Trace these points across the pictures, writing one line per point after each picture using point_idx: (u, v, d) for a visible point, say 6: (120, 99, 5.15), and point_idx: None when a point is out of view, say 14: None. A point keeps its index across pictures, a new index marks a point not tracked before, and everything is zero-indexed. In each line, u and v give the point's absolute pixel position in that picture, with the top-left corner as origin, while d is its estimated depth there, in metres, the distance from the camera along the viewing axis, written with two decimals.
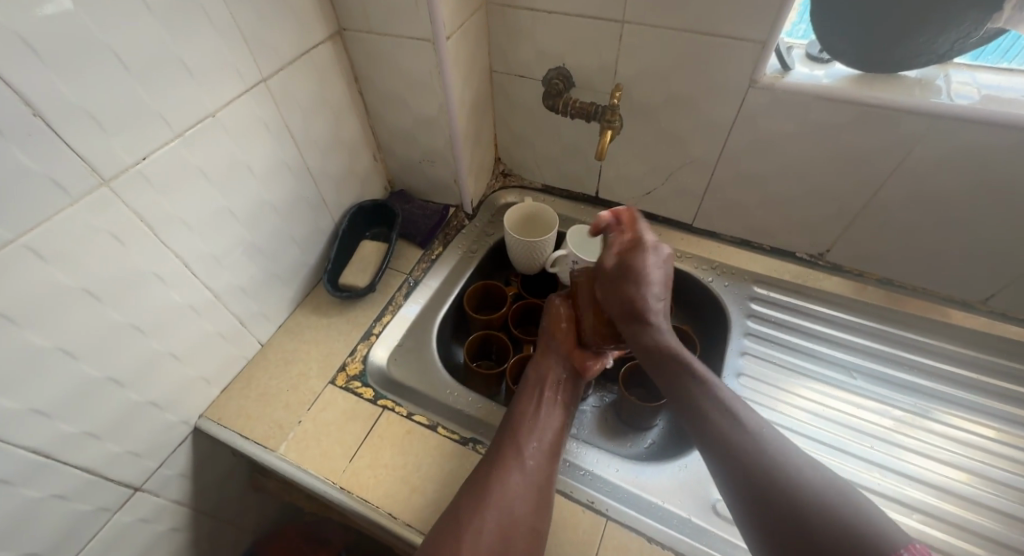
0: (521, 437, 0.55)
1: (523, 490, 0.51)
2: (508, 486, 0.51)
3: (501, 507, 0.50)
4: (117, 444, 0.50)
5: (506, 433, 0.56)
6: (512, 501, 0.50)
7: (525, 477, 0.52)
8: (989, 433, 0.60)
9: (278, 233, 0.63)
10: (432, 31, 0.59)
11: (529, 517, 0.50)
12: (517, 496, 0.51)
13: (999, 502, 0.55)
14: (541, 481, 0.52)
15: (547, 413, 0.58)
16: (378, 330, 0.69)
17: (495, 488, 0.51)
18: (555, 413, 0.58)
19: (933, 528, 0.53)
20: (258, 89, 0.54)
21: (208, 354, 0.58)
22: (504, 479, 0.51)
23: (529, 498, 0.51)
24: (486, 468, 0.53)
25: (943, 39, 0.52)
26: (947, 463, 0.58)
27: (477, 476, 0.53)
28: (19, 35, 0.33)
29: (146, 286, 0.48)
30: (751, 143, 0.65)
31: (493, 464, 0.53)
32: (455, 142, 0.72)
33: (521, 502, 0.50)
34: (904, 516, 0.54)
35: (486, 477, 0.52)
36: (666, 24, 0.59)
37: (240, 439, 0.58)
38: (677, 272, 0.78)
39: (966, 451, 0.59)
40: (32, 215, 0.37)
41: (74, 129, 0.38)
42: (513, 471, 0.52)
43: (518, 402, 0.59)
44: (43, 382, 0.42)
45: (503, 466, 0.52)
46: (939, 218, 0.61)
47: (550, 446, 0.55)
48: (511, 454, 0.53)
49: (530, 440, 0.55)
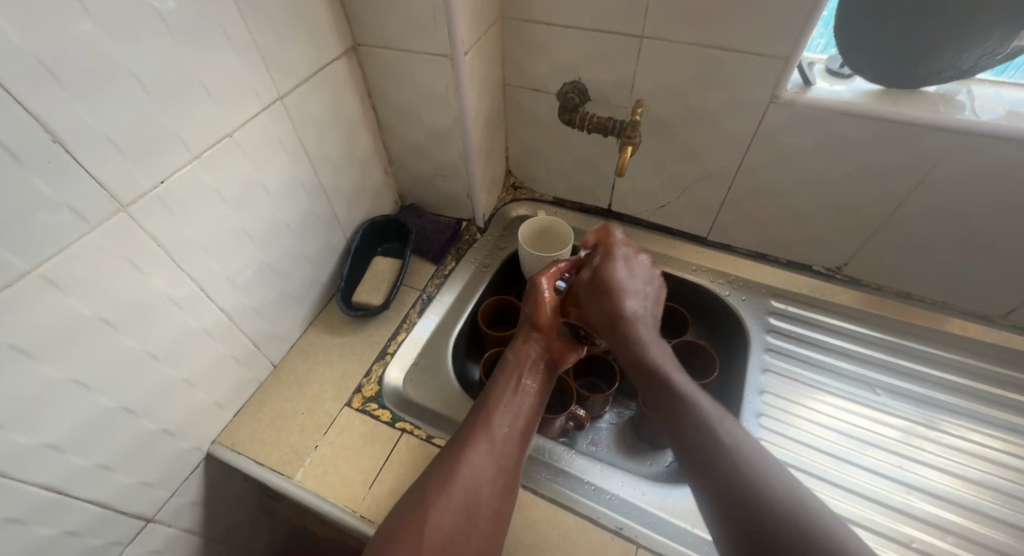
0: (495, 419, 0.53)
1: (490, 472, 0.49)
2: (474, 468, 0.49)
3: (465, 489, 0.48)
4: (130, 475, 0.48)
5: (481, 414, 0.53)
6: (477, 484, 0.48)
7: (492, 461, 0.50)
8: (995, 443, 0.60)
9: (291, 252, 0.62)
10: (450, 47, 0.58)
11: (492, 500, 0.48)
12: (483, 479, 0.49)
13: (999, 511, 0.55)
14: (508, 466, 0.50)
15: (522, 398, 0.55)
16: (393, 349, 0.68)
17: (461, 468, 0.49)
18: (529, 397, 0.56)
19: (935, 539, 0.53)
20: (274, 107, 0.53)
21: (221, 378, 0.56)
22: (471, 461, 0.49)
23: (494, 482, 0.49)
24: (454, 448, 0.51)
25: (967, 56, 0.51)
26: (951, 473, 0.58)
27: (443, 457, 0.50)
28: (38, 59, 0.32)
29: (162, 312, 0.46)
30: (771, 158, 0.65)
31: (461, 445, 0.51)
32: (469, 156, 0.71)
33: (487, 486, 0.48)
34: (906, 526, 0.54)
35: (453, 459, 0.50)
36: (687, 39, 0.59)
37: (255, 466, 0.57)
38: (693, 287, 0.77)
39: (968, 460, 0.58)
40: (48, 244, 0.36)
41: (92, 153, 0.37)
42: (481, 454, 0.50)
43: (495, 383, 0.56)
44: (56, 415, 0.40)
45: (472, 449, 0.50)
46: (961, 233, 0.61)
47: (521, 430, 0.53)
48: (479, 437, 0.51)
49: (501, 422, 0.53)
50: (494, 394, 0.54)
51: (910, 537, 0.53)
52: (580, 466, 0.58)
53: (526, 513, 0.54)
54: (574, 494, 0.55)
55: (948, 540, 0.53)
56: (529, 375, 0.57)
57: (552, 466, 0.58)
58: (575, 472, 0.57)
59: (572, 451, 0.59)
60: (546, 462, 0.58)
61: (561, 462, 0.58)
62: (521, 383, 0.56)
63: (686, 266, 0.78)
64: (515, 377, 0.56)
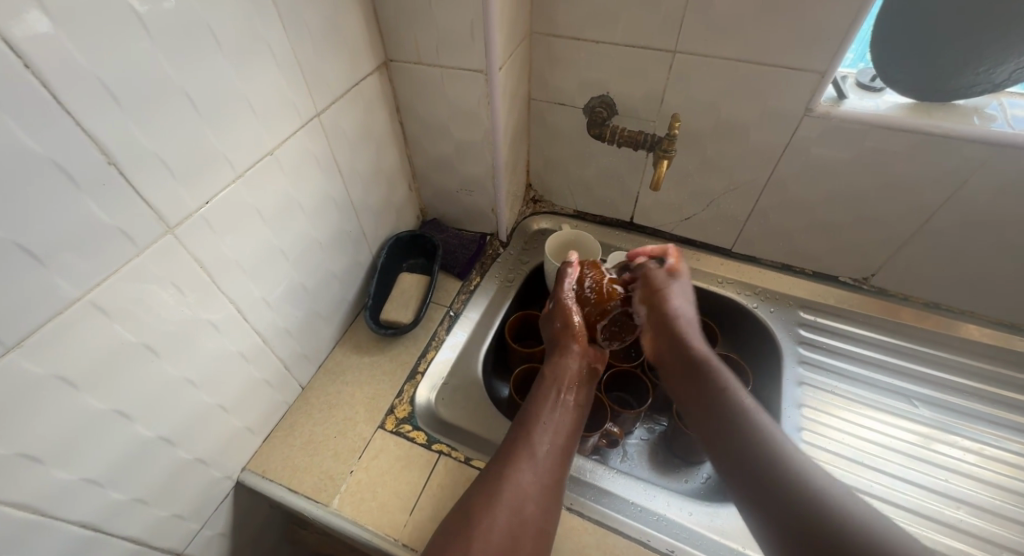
0: (536, 435, 0.51)
1: (534, 491, 0.47)
2: (517, 487, 0.47)
3: (512, 507, 0.45)
4: (164, 508, 0.46)
5: (520, 428, 0.52)
6: (520, 503, 0.46)
7: (537, 477, 0.48)
8: (1018, 447, 0.60)
9: (321, 269, 0.60)
10: (486, 62, 0.58)
11: (537, 520, 0.46)
12: (528, 496, 0.46)
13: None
14: (552, 484, 0.48)
15: (565, 411, 0.54)
16: (423, 368, 0.66)
17: (506, 485, 0.47)
18: (569, 412, 0.54)
19: (966, 544, 0.53)
20: (312, 124, 0.52)
21: (253, 401, 0.54)
22: (513, 481, 0.47)
23: (540, 499, 0.47)
24: (497, 466, 0.48)
25: (1001, 70, 0.53)
26: (977, 478, 0.58)
27: (487, 475, 0.48)
28: (102, 81, 0.32)
29: (201, 336, 0.44)
30: (802, 170, 0.65)
31: (506, 463, 0.48)
32: (497, 171, 0.70)
33: (532, 503, 0.46)
34: (938, 533, 0.54)
35: (497, 476, 0.47)
36: (722, 54, 0.59)
37: (289, 493, 0.54)
38: (721, 299, 0.76)
39: (991, 464, 0.59)
40: (97, 271, 0.35)
41: (145, 176, 0.36)
42: (523, 472, 0.48)
43: (535, 397, 0.55)
44: (96, 447, 0.38)
45: (518, 464, 0.48)
46: (994, 243, 0.61)
47: (561, 451, 0.51)
48: (522, 457, 0.49)
49: (544, 438, 0.51)
50: (533, 409, 0.53)
51: (942, 544, 0.53)
52: (623, 486, 0.56)
53: (574, 538, 0.52)
54: (621, 516, 0.54)
55: (979, 547, 0.53)
56: (569, 389, 0.55)
57: (595, 487, 0.56)
58: (621, 493, 0.56)
59: (613, 471, 0.58)
60: (587, 481, 0.57)
61: (603, 481, 0.57)
62: (559, 399, 0.54)
63: (712, 278, 0.77)
64: (557, 395, 0.54)
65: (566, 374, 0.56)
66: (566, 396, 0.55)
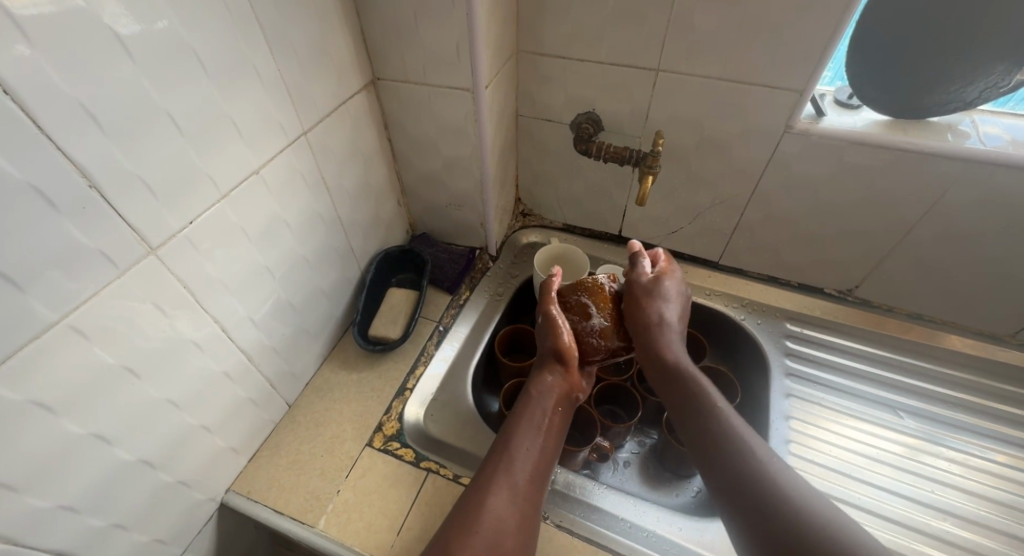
0: (513, 462, 0.49)
1: (513, 520, 0.46)
2: (494, 516, 0.45)
3: (489, 536, 0.44)
4: (144, 532, 0.45)
5: (497, 455, 0.50)
6: (497, 534, 0.44)
7: (514, 507, 0.46)
8: (1002, 458, 0.61)
9: (309, 285, 0.60)
10: (472, 80, 0.58)
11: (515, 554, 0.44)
12: (504, 529, 0.45)
13: (1011, 526, 0.56)
14: (529, 515, 0.47)
15: (544, 440, 0.52)
16: (412, 384, 0.65)
17: (482, 514, 0.45)
18: (547, 437, 0.53)
19: None
20: (299, 142, 0.52)
21: (237, 421, 0.53)
22: (490, 509, 0.45)
23: (516, 531, 0.45)
24: (472, 493, 0.47)
25: (971, 88, 0.54)
26: (962, 489, 0.58)
27: (462, 503, 0.47)
28: (82, 105, 0.32)
29: (183, 356, 0.44)
30: (784, 185, 0.66)
31: (483, 490, 0.47)
32: (484, 185, 0.71)
33: (510, 538, 0.44)
34: (924, 544, 0.54)
35: (474, 503, 0.46)
36: (703, 72, 0.60)
37: (274, 514, 0.54)
38: (708, 311, 0.77)
39: (976, 475, 0.59)
40: (76, 294, 0.34)
41: (126, 198, 0.36)
42: (500, 502, 0.46)
43: (513, 423, 0.53)
44: (72, 475, 0.37)
45: (493, 489, 0.47)
46: (973, 256, 0.63)
47: (536, 480, 0.49)
48: (500, 484, 0.47)
49: (524, 464, 0.50)
50: (511, 434, 0.52)
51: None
52: (613, 501, 0.56)
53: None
54: (610, 533, 0.54)
55: None
56: (551, 412, 0.54)
57: (585, 503, 0.56)
58: (610, 509, 0.55)
59: (602, 486, 0.57)
60: (577, 497, 0.56)
61: (593, 497, 0.56)
62: (540, 423, 0.53)
63: (700, 291, 0.78)
64: (535, 419, 0.53)
65: (551, 396, 0.56)
66: (546, 417, 0.54)
